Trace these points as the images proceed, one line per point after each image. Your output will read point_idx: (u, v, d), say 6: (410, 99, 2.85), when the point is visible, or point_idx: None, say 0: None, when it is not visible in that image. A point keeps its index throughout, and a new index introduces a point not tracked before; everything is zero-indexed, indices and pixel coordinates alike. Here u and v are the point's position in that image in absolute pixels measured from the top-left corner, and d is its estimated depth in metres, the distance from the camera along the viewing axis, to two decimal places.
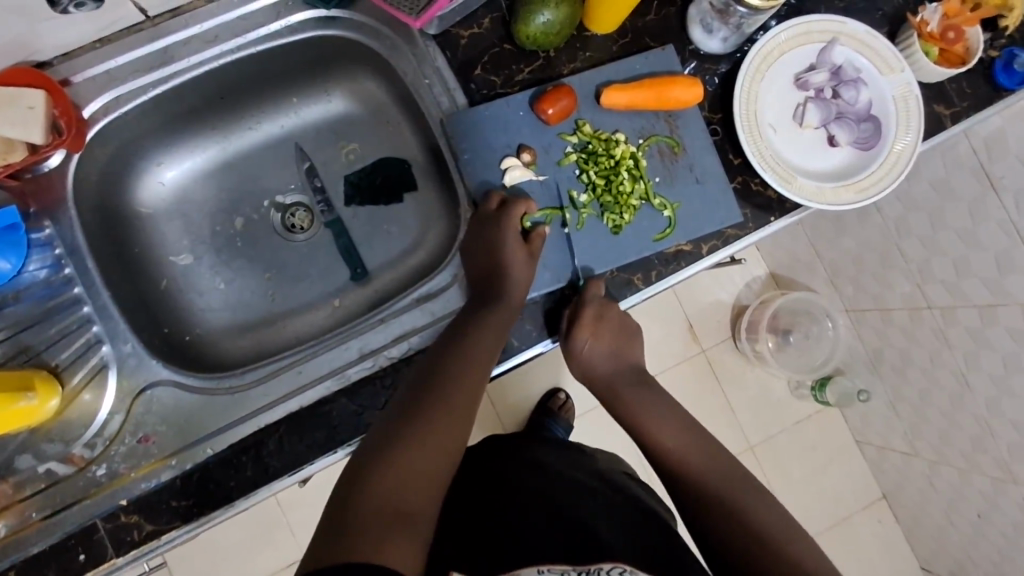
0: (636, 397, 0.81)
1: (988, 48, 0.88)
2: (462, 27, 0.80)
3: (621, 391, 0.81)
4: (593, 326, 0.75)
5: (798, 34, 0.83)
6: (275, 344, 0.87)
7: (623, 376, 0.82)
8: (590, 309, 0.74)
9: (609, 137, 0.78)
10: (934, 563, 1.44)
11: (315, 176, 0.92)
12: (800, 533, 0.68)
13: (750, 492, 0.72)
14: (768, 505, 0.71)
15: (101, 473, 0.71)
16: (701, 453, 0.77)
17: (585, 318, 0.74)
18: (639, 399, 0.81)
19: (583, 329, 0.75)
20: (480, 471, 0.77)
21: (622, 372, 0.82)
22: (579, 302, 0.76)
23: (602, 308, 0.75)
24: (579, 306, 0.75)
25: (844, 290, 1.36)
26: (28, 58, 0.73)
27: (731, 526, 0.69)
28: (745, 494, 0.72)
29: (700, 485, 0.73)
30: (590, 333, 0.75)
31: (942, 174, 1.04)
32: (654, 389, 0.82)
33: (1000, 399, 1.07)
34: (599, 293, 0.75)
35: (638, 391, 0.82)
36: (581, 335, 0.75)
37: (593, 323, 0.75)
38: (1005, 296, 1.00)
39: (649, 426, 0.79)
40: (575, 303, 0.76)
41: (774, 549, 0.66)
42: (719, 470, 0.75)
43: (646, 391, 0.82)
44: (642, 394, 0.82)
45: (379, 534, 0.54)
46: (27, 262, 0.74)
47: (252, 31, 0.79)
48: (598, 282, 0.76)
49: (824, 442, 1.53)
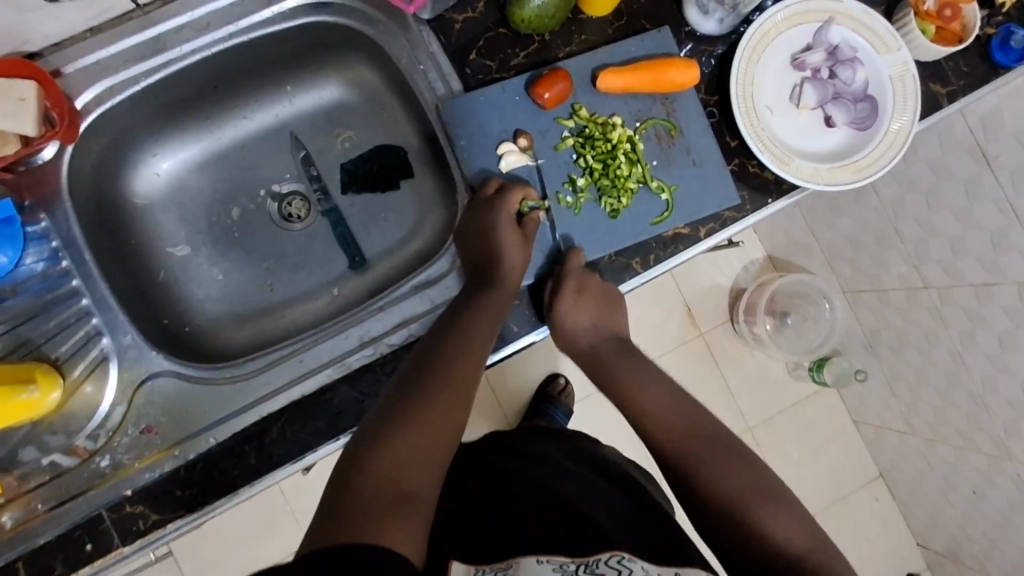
0: (619, 367, 0.80)
1: (985, 25, 0.88)
2: (455, 11, 0.80)
3: (604, 360, 0.81)
4: (574, 299, 0.75)
5: (794, 13, 0.82)
6: (274, 333, 0.87)
7: (605, 344, 0.82)
8: (570, 279, 0.75)
9: (605, 121, 0.78)
10: (930, 539, 1.46)
11: (311, 165, 0.91)
12: (783, 494, 0.69)
13: (734, 460, 0.71)
14: (750, 465, 0.71)
15: (105, 464, 0.72)
16: (679, 410, 0.76)
17: (568, 290, 0.74)
18: (621, 370, 0.80)
19: (567, 302, 0.74)
20: (467, 461, 0.77)
21: (603, 340, 0.82)
22: (560, 273, 0.76)
23: (584, 278, 0.75)
24: (561, 278, 0.75)
25: (842, 272, 1.36)
26: (18, 49, 0.72)
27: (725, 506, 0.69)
28: (727, 465, 0.71)
29: (681, 456, 0.72)
30: (574, 306, 0.75)
31: (939, 154, 1.04)
32: (638, 356, 0.82)
33: (995, 376, 1.07)
34: (579, 264, 0.76)
35: (623, 360, 0.81)
36: (565, 309, 0.75)
37: (575, 296, 0.75)
38: (1000, 274, 1.00)
39: (634, 398, 0.78)
40: (556, 276, 0.77)
41: (755, 523, 0.67)
42: (699, 427, 0.74)
43: (629, 358, 0.81)
44: (623, 360, 0.81)
45: (378, 514, 0.55)
46: (25, 255, 0.74)
47: (244, 19, 0.78)
48: (577, 252, 0.76)
49: (822, 422, 1.54)
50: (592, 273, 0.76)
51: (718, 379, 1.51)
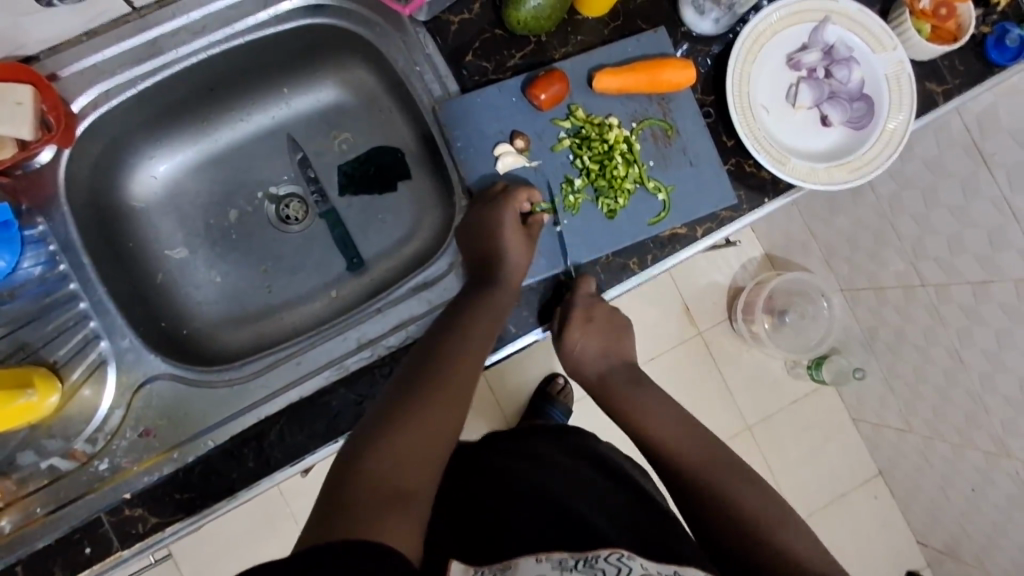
0: (628, 394, 0.82)
1: (980, 24, 0.88)
2: (451, 13, 0.80)
3: (614, 388, 0.83)
4: (583, 322, 0.77)
5: (791, 13, 0.82)
6: (272, 335, 0.87)
7: (616, 373, 0.84)
8: (578, 307, 0.76)
9: (602, 121, 0.78)
10: (930, 536, 1.46)
11: (308, 167, 0.91)
12: (779, 502, 0.71)
13: (730, 472, 0.73)
14: (748, 479, 0.73)
15: (104, 467, 0.72)
16: (680, 433, 0.78)
17: (575, 313, 0.76)
18: (631, 396, 0.82)
19: (574, 323, 0.76)
20: (465, 463, 0.77)
21: (613, 369, 0.84)
22: (569, 301, 0.77)
23: (590, 308, 0.76)
24: (568, 304, 0.76)
25: (839, 270, 1.37)
26: (14, 53, 0.72)
27: (717, 503, 0.71)
28: (726, 476, 0.73)
29: (686, 470, 0.74)
30: (579, 328, 0.77)
31: (935, 152, 1.05)
32: (647, 386, 0.83)
33: (994, 373, 1.08)
34: (589, 290, 0.76)
35: (632, 388, 0.83)
36: (571, 330, 0.77)
37: (581, 318, 0.77)
38: (997, 272, 1.01)
39: (636, 418, 0.80)
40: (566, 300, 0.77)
41: (750, 526, 0.68)
42: (703, 447, 0.76)
43: (638, 388, 0.83)
44: (632, 389, 0.83)
45: (374, 513, 0.55)
46: (22, 259, 0.74)
47: (240, 21, 0.78)
48: (587, 279, 0.76)
49: (821, 420, 1.54)
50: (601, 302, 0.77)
51: (716, 377, 1.51)
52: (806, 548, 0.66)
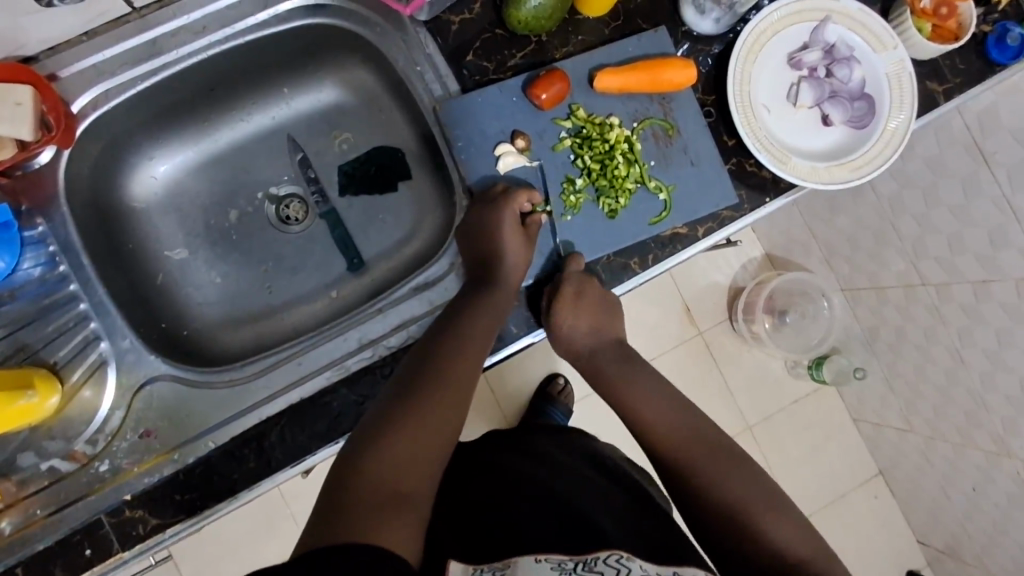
0: (619, 375, 0.81)
1: (981, 23, 0.88)
2: (452, 12, 0.80)
3: (604, 368, 0.82)
4: (574, 304, 0.75)
5: (792, 12, 0.82)
6: (272, 336, 0.87)
7: (603, 351, 0.82)
8: (570, 284, 0.75)
9: (603, 121, 0.78)
10: (930, 536, 1.46)
11: (308, 167, 0.91)
12: (776, 497, 0.70)
13: (727, 463, 0.72)
14: (746, 471, 0.72)
15: (104, 469, 0.72)
16: (675, 421, 0.76)
17: (566, 294, 0.74)
18: (621, 375, 0.81)
19: (564, 306, 0.75)
20: (466, 463, 0.76)
21: (602, 347, 0.83)
22: (559, 279, 0.77)
23: (581, 285, 0.75)
24: (560, 283, 0.75)
25: (839, 270, 1.37)
26: (14, 53, 0.72)
27: (714, 498, 0.70)
28: (723, 469, 0.71)
29: (679, 456, 0.74)
30: (571, 312, 0.75)
31: (935, 151, 1.04)
32: (638, 365, 0.82)
33: (994, 373, 1.08)
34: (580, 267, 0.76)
35: (622, 366, 0.82)
36: (563, 313, 0.75)
37: (572, 299, 0.75)
38: (998, 271, 1.01)
39: (628, 406, 0.79)
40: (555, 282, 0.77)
41: (748, 520, 0.67)
42: (699, 436, 0.75)
43: (629, 366, 0.82)
44: (622, 368, 0.82)
45: (374, 515, 0.55)
46: (22, 260, 0.74)
47: (241, 21, 0.78)
48: (578, 258, 0.76)
49: (822, 419, 1.54)
50: (591, 282, 0.75)
51: (716, 377, 1.51)
52: (806, 550, 0.66)
